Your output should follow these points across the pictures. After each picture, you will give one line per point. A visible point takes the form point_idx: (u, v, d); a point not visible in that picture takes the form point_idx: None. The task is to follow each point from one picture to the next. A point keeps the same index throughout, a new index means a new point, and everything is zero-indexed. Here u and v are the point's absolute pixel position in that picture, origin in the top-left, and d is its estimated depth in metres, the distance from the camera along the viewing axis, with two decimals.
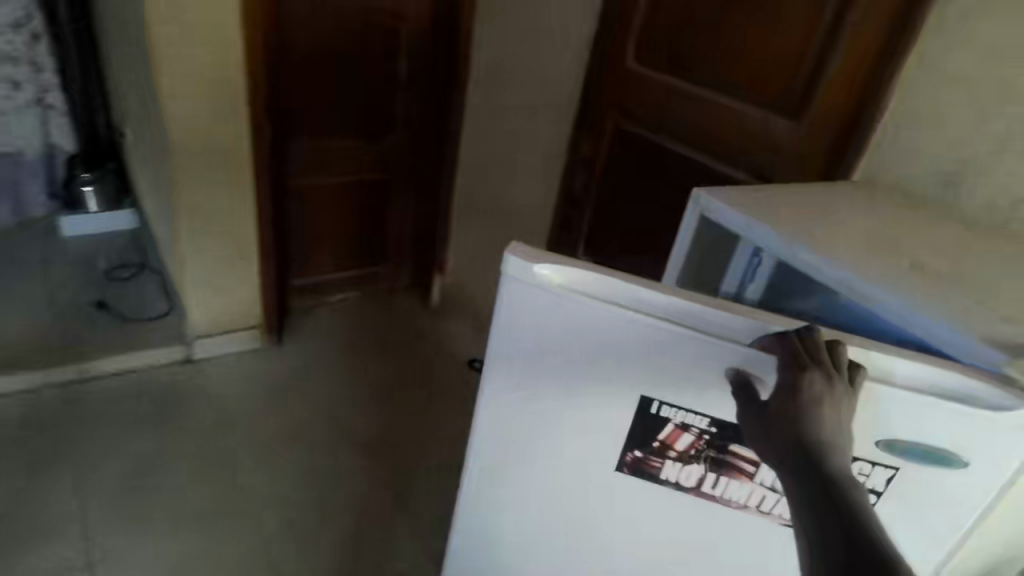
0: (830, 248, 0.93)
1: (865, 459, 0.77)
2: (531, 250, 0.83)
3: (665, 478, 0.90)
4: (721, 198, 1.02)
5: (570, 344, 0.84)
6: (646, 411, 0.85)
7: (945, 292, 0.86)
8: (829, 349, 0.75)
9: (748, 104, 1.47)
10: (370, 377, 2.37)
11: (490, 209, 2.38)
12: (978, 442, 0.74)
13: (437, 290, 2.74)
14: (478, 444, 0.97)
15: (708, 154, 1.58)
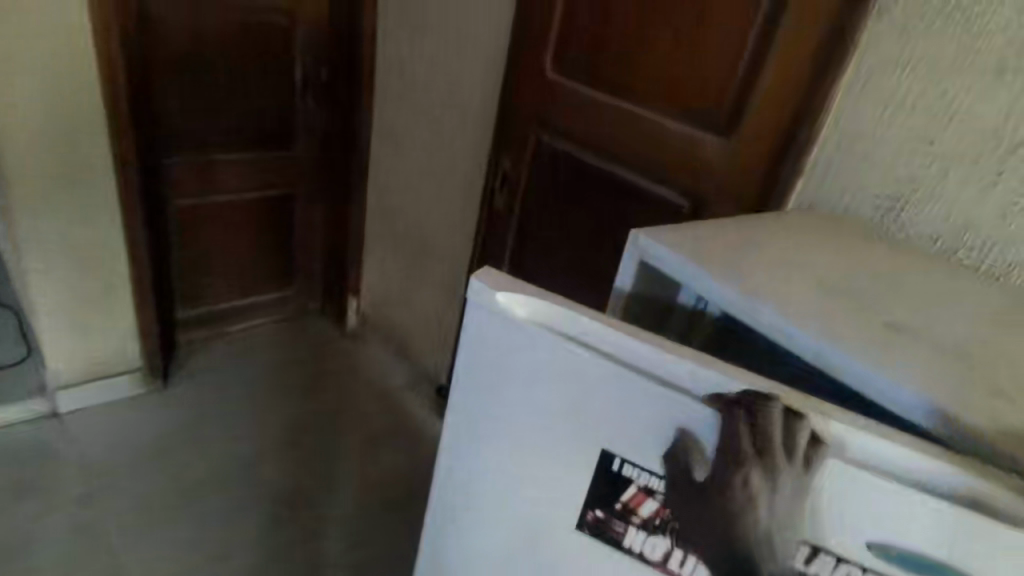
0: (784, 300, 0.82)
1: (854, 562, 0.61)
2: (499, 276, 0.74)
3: (628, 548, 0.71)
4: (661, 241, 0.90)
5: (524, 386, 0.72)
6: (607, 468, 0.69)
7: (915, 359, 0.75)
8: (786, 425, 0.61)
9: (669, 118, 1.32)
10: (277, 418, 2.11)
11: (405, 226, 2.19)
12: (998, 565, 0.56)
13: (352, 312, 2.50)
14: (441, 498, 0.86)
15: (627, 173, 1.43)
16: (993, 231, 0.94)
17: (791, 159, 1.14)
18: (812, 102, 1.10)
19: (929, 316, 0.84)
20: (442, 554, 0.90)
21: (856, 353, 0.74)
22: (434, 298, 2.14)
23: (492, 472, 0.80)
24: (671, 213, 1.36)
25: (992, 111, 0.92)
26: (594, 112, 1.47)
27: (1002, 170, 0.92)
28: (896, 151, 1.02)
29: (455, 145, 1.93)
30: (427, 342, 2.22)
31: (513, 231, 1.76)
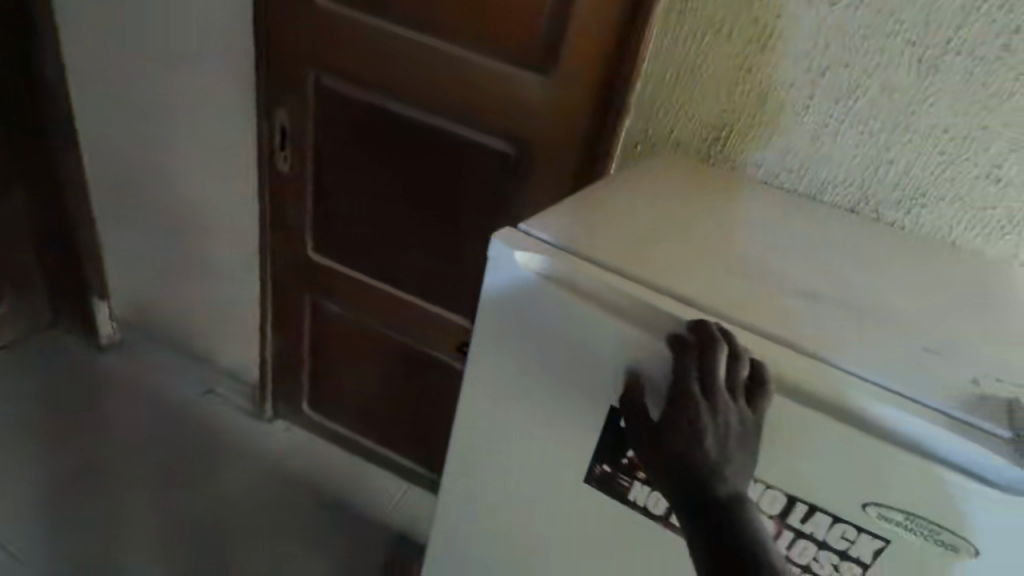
0: (696, 281, 0.71)
1: (848, 521, 0.60)
2: (517, 233, 0.73)
3: (633, 502, 0.70)
4: (548, 231, 0.74)
5: (526, 343, 0.72)
6: (615, 426, 0.69)
7: (845, 331, 0.67)
8: (731, 366, 0.61)
9: (477, 52, 1.16)
10: (35, 478, 1.64)
11: (156, 201, 1.72)
12: (969, 512, 0.56)
13: (105, 319, 1.95)
14: (455, 473, 0.86)
15: (436, 118, 1.24)
16: (808, 153, 0.99)
17: (619, 88, 1.07)
18: (634, 27, 1.02)
19: (818, 267, 0.79)
20: (452, 530, 0.90)
21: (792, 330, 0.66)
22: (218, 284, 1.75)
23: (502, 441, 0.79)
24: (494, 161, 1.23)
25: (803, 32, 0.93)
26: (386, 47, 1.23)
27: (813, 93, 0.96)
28: (718, 78, 1.01)
29: (201, 93, 1.50)
30: (221, 334, 1.84)
31: (309, 199, 1.47)
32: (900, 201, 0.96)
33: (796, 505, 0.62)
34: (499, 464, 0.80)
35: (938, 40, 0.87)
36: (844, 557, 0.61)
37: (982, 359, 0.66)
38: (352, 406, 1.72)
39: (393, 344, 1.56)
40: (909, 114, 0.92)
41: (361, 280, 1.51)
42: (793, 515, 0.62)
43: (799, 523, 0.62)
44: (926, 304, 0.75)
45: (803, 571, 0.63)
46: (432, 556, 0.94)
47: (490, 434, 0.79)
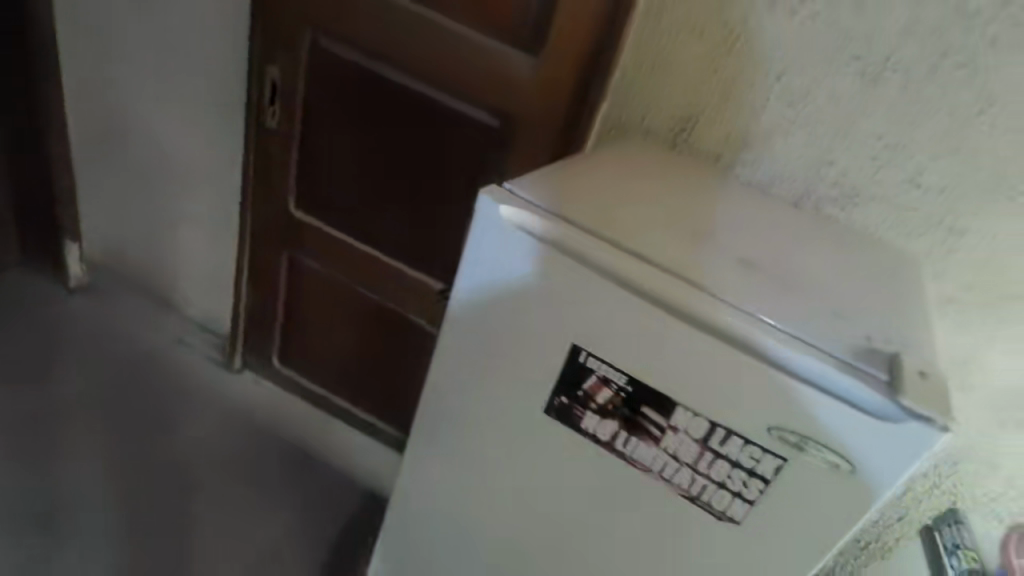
0: (655, 244, 0.81)
1: (756, 443, 0.73)
2: (502, 190, 0.81)
3: (584, 430, 0.81)
4: (526, 192, 0.83)
5: (501, 285, 0.81)
6: (574, 362, 0.79)
7: (771, 294, 0.79)
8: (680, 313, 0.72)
9: (469, 28, 1.23)
10: (1, 414, 1.68)
11: (136, 148, 1.73)
12: (849, 435, 0.70)
13: (76, 263, 1.97)
14: (429, 410, 0.95)
15: (425, 87, 1.31)
16: (763, 149, 1.10)
17: (598, 75, 1.16)
18: (614, 19, 1.11)
19: (760, 245, 0.90)
20: (421, 461, 1.00)
21: (732, 291, 0.76)
22: (194, 236, 1.78)
23: (476, 378, 0.88)
24: (478, 133, 1.31)
25: (766, 39, 1.04)
26: (383, 16, 1.29)
27: (770, 95, 1.07)
28: (688, 74, 1.11)
29: (190, 44, 1.52)
30: (194, 285, 1.87)
31: (293, 155, 1.52)
32: (838, 198, 1.08)
33: (716, 430, 0.74)
34: (468, 399, 0.90)
35: (880, 57, 0.98)
36: (751, 474, 0.74)
37: (880, 326, 0.79)
38: (323, 362, 1.79)
39: (365, 303, 1.63)
40: (850, 121, 1.03)
41: (339, 238, 1.57)
42: (714, 439, 0.74)
43: (717, 445, 0.74)
44: (846, 283, 0.87)
45: (718, 486, 0.76)
46: (399, 482, 1.05)
47: (460, 371, 0.88)
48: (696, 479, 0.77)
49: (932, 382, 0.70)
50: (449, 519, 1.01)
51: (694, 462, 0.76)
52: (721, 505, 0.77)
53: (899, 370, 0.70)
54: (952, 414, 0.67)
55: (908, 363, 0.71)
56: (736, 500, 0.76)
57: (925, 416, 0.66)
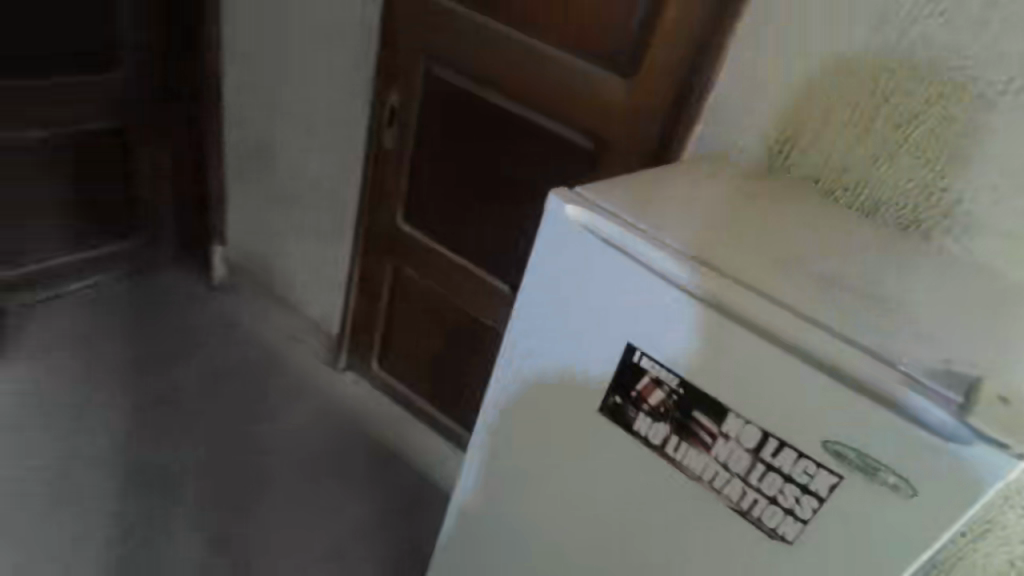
0: (725, 252, 0.81)
1: (810, 457, 0.69)
2: (574, 195, 0.84)
3: (636, 431, 0.81)
4: (596, 193, 0.85)
5: (565, 279, 0.84)
6: (629, 360, 0.79)
7: (839, 308, 0.75)
8: (739, 321, 0.72)
9: (569, 54, 1.30)
10: (147, 384, 1.93)
11: (275, 163, 1.97)
12: (912, 456, 0.65)
13: (219, 263, 2.26)
14: (492, 408, 0.98)
15: (524, 109, 1.39)
16: (864, 172, 1.05)
17: (692, 98, 1.18)
18: (710, 44, 1.13)
19: (846, 266, 0.86)
20: (481, 460, 1.03)
21: (802, 305, 0.74)
22: (317, 243, 1.98)
23: (538, 376, 0.91)
24: (570, 153, 1.36)
25: (870, 61, 1.00)
26: (491, 45, 1.40)
27: (873, 118, 1.03)
28: (786, 95, 1.09)
29: (326, 72, 1.73)
30: (311, 288, 2.07)
31: (404, 172, 1.66)
32: (951, 227, 1.00)
33: (768, 440, 0.71)
34: (529, 399, 0.93)
35: (1001, 77, 0.92)
36: (804, 490, 0.70)
37: (969, 353, 0.73)
38: (414, 367, 1.89)
39: (455, 312, 1.71)
40: (967, 145, 0.96)
41: (436, 248, 1.67)
42: (766, 449, 0.71)
43: (770, 457, 0.71)
44: (942, 310, 0.81)
45: (770, 501, 0.73)
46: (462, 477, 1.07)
47: (524, 369, 0.92)
48: (747, 492, 0.74)
49: (1013, 409, 0.65)
50: (504, 522, 1.03)
51: (745, 473, 0.73)
52: (772, 522, 0.74)
53: (976, 395, 0.66)
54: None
55: (987, 387, 0.67)
56: (789, 518, 0.72)
57: (995, 439, 0.61)
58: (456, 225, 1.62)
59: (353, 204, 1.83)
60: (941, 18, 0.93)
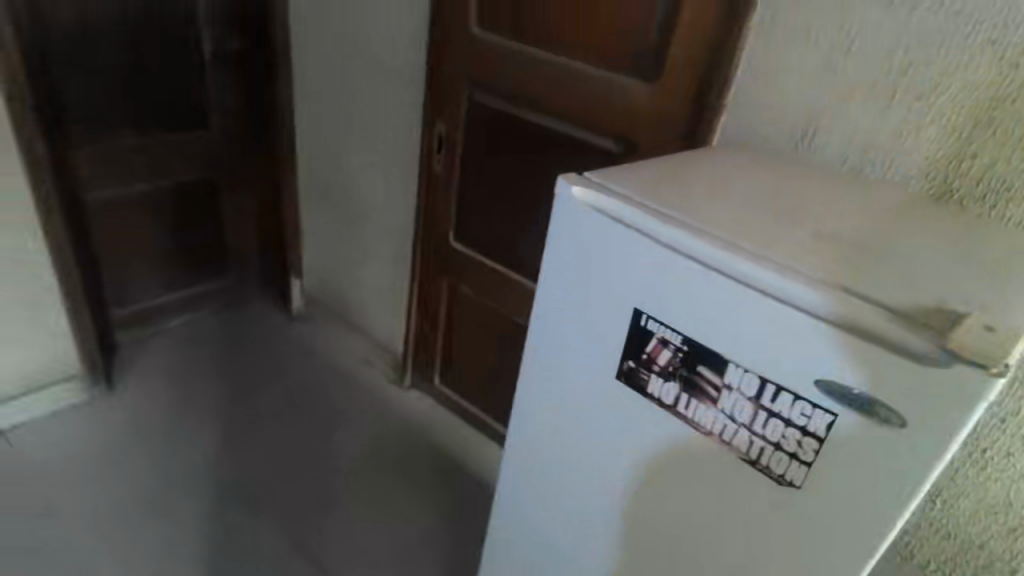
0: (734, 218, 0.84)
1: (805, 398, 0.70)
2: (583, 178, 0.89)
3: (650, 393, 0.84)
4: (603, 178, 0.90)
5: (576, 258, 0.88)
6: (637, 325, 0.83)
7: (836, 263, 0.76)
8: (742, 279, 0.73)
9: (595, 66, 1.39)
10: (236, 406, 2.11)
11: (340, 198, 2.15)
12: (900, 387, 0.65)
13: (297, 293, 2.46)
14: (526, 393, 1.03)
15: (558, 122, 1.48)
16: (891, 145, 1.05)
17: (713, 93, 1.22)
18: (727, 41, 1.18)
19: (864, 231, 0.87)
20: (521, 445, 1.08)
21: (808, 260, 0.75)
22: (380, 268, 2.12)
23: (563, 355, 0.95)
24: (603, 158, 1.44)
25: (886, 37, 1.02)
26: (525, 67, 1.51)
27: (894, 92, 1.03)
28: (806, 79, 1.12)
29: (381, 110, 1.90)
30: (376, 311, 2.21)
31: (453, 193, 1.78)
32: (985, 195, 0.99)
33: (767, 386, 0.73)
34: (559, 379, 0.97)
35: (1020, 38, 0.91)
36: (804, 433, 0.71)
37: (989, 293, 0.72)
38: (473, 380, 1.97)
39: (507, 322, 1.79)
40: (995, 109, 0.95)
41: (485, 261, 1.77)
42: (766, 396, 0.73)
43: (770, 403, 0.73)
44: (964, 262, 0.80)
45: (775, 448, 0.74)
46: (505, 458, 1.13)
47: (551, 350, 0.96)
48: (754, 440, 0.75)
49: (997, 335, 0.64)
50: (549, 505, 1.07)
51: (750, 422, 0.75)
52: (780, 468, 0.75)
53: (956, 325, 0.65)
54: (1007, 360, 0.60)
55: (970, 318, 0.66)
56: (794, 462, 0.73)
57: (976, 361, 0.61)
58: (501, 237, 1.72)
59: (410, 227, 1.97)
60: None
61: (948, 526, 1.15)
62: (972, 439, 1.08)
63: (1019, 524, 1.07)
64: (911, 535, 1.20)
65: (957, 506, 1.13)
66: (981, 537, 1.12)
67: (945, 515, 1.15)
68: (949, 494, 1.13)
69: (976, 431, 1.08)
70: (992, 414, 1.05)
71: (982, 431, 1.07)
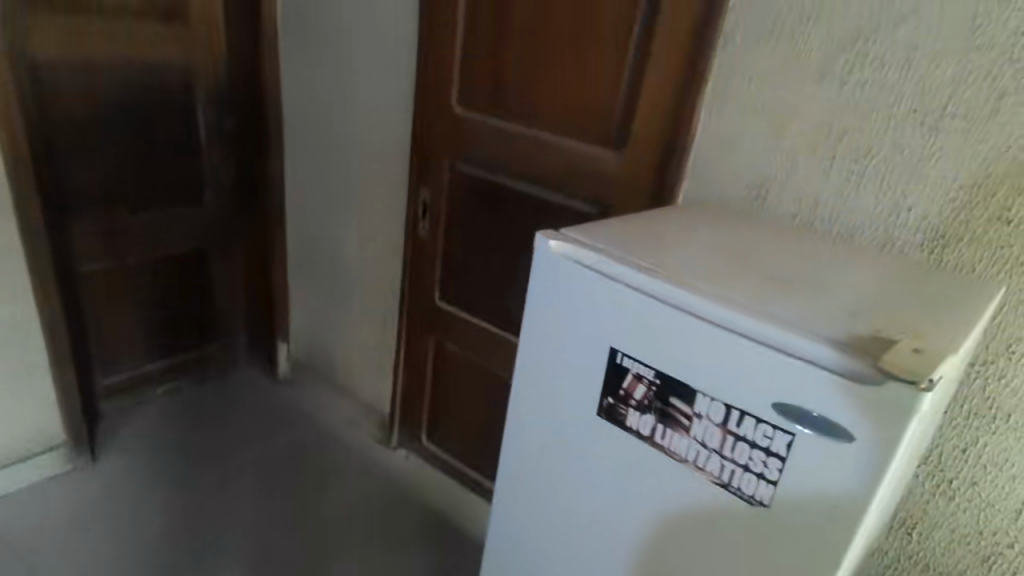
0: (697, 266, 0.93)
1: (766, 421, 0.77)
2: (559, 233, 0.97)
3: (629, 427, 0.90)
4: (577, 233, 0.99)
5: (555, 305, 0.96)
6: (613, 363, 0.90)
7: (789, 301, 0.84)
8: (704, 317, 0.80)
9: (567, 136, 1.51)
10: (222, 472, 2.09)
11: (328, 262, 2.23)
12: (847, 407, 0.71)
13: (284, 357, 2.49)
14: (513, 436, 1.08)
15: (536, 186, 1.59)
16: (836, 200, 1.17)
17: (675, 158, 1.34)
18: (684, 117, 1.31)
19: (813, 275, 0.96)
20: (511, 489, 1.12)
21: (763, 299, 0.83)
22: (367, 330, 2.17)
23: (547, 396, 1.00)
24: (578, 218, 1.54)
25: (823, 107, 1.15)
26: (503, 138, 1.63)
27: (834, 154, 1.15)
28: (757, 144, 1.24)
29: (369, 179, 2.00)
30: (363, 372, 2.24)
31: (438, 254, 1.86)
32: (923, 242, 1.09)
33: (732, 413, 0.79)
34: (543, 421, 1.02)
35: (936, 107, 1.04)
36: (769, 454, 0.77)
37: (923, 324, 0.81)
38: (461, 438, 2.00)
39: (492, 376, 1.84)
40: (924, 166, 1.07)
41: (469, 318, 1.84)
42: (731, 421, 0.79)
43: (736, 428, 0.79)
44: (904, 300, 0.89)
45: (744, 470, 0.79)
46: (495, 504, 1.16)
47: (535, 394, 1.02)
48: (725, 464, 0.81)
49: (924, 356, 0.72)
50: (540, 547, 1.11)
51: (720, 447, 0.81)
52: (750, 489, 0.80)
53: (889, 348, 0.73)
54: (932, 376, 0.68)
55: (902, 342, 0.74)
56: (762, 482, 0.79)
57: (906, 378, 0.68)
58: (484, 293, 1.79)
59: (397, 289, 2.04)
60: (873, 65, 1.08)
61: (926, 558, 1.20)
62: (938, 470, 1.15)
63: (992, 552, 1.12)
64: (892, 570, 1.24)
65: (932, 538, 1.18)
66: (958, 567, 1.17)
67: (922, 548, 1.19)
68: (923, 527, 1.19)
69: (941, 462, 1.14)
70: (953, 445, 1.13)
71: (945, 462, 1.14)
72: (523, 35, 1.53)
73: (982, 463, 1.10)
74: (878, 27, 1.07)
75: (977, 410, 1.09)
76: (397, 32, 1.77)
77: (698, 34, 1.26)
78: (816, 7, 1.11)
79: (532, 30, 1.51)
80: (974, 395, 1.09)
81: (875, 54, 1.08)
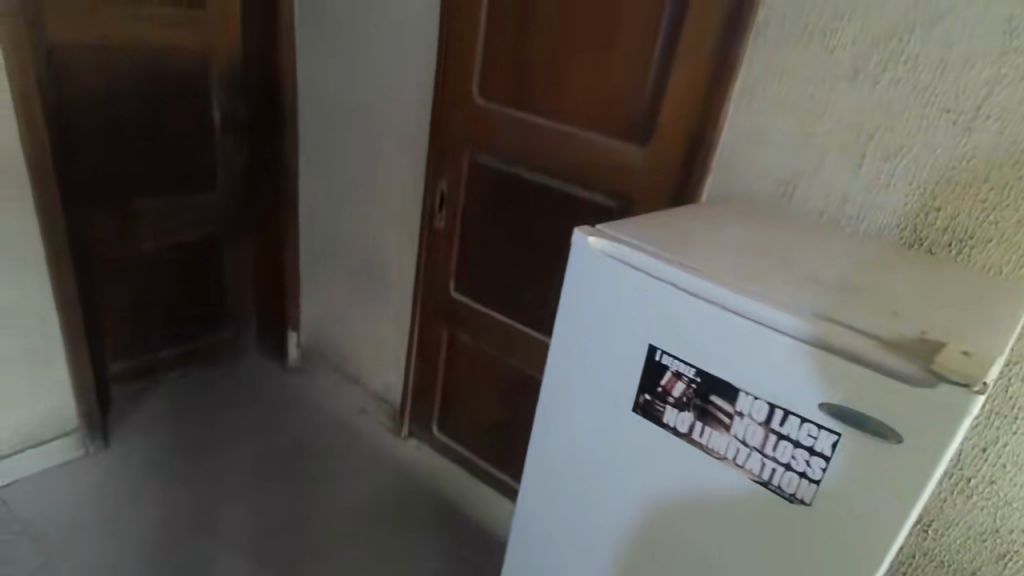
0: (736, 264, 0.93)
1: (811, 421, 0.77)
2: (594, 229, 0.97)
3: (667, 424, 0.90)
4: (613, 229, 0.99)
5: (589, 301, 0.96)
6: (651, 360, 0.90)
7: (831, 302, 0.84)
8: (746, 315, 0.81)
9: (590, 130, 1.51)
10: (234, 459, 2.11)
11: (341, 251, 2.22)
12: (896, 409, 0.72)
13: (294, 345, 2.49)
14: (543, 431, 1.09)
15: (557, 178, 1.59)
16: (864, 198, 1.17)
17: (701, 155, 1.34)
18: (711, 110, 1.31)
19: (846, 274, 0.96)
20: (538, 483, 1.13)
21: (805, 298, 0.83)
22: (381, 319, 2.17)
23: (580, 391, 1.01)
24: (599, 211, 1.53)
25: (854, 106, 1.15)
26: (524, 131, 1.62)
27: (864, 153, 1.15)
28: (786, 141, 1.24)
29: (384, 168, 1.99)
30: (375, 361, 2.25)
31: (455, 245, 1.86)
32: (950, 242, 1.10)
33: (775, 412, 0.80)
34: (576, 417, 1.03)
35: (969, 108, 1.04)
36: (812, 453, 0.78)
37: (962, 327, 0.81)
38: (472, 427, 2.00)
39: (506, 367, 1.84)
40: (954, 168, 1.07)
41: (484, 309, 1.84)
42: (774, 421, 0.80)
43: (779, 427, 0.80)
44: (938, 301, 0.90)
45: (785, 469, 0.80)
46: (522, 497, 1.17)
47: (568, 389, 1.03)
48: (765, 463, 0.81)
49: (974, 359, 0.73)
50: (565, 540, 1.12)
51: (760, 445, 0.81)
52: (790, 487, 0.80)
53: (938, 351, 0.74)
54: (985, 379, 0.69)
55: (950, 344, 0.75)
56: (803, 481, 0.79)
57: (958, 381, 0.69)
58: (501, 286, 1.79)
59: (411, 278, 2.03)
60: (907, 64, 1.08)
61: (941, 556, 1.21)
62: (958, 469, 1.16)
63: (1007, 550, 1.14)
64: (907, 565, 1.25)
65: (948, 536, 1.19)
66: (972, 565, 1.18)
67: (938, 545, 1.21)
68: (940, 525, 1.20)
69: (960, 461, 1.15)
70: (974, 445, 1.13)
71: (964, 461, 1.15)
72: (546, 27, 1.51)
73: (1002, 462, 1.11)
74: (913, 26, 1.06)
75: (999, 410, 1.10)
76: (417, 19, 1.76)
77: (728, 30, 1.25)
78: (849, 6, 1.11)
79: (556, 22, 1.49)
80: (997, 395, 1.10)
81: (909, 53, 1.07)
